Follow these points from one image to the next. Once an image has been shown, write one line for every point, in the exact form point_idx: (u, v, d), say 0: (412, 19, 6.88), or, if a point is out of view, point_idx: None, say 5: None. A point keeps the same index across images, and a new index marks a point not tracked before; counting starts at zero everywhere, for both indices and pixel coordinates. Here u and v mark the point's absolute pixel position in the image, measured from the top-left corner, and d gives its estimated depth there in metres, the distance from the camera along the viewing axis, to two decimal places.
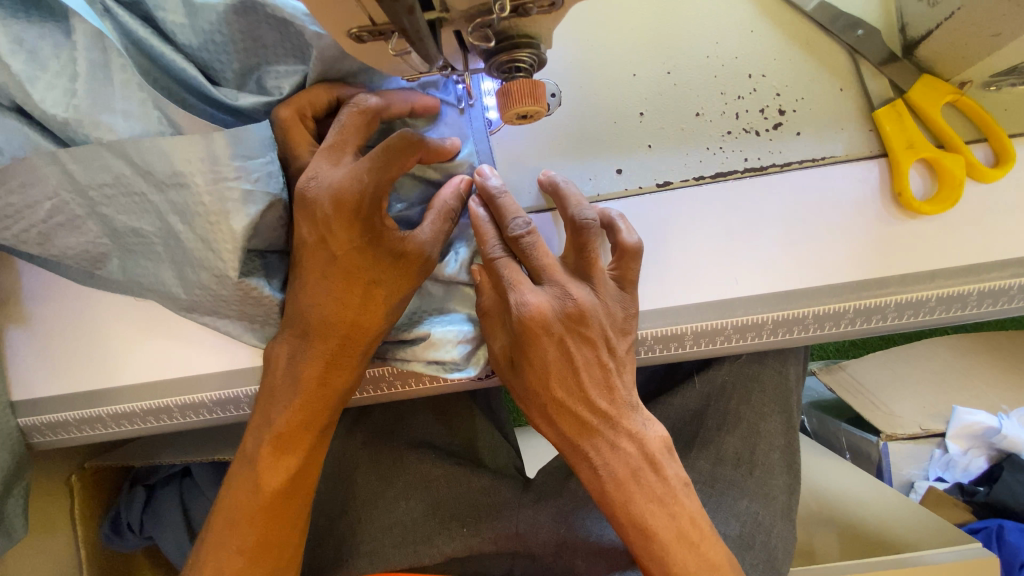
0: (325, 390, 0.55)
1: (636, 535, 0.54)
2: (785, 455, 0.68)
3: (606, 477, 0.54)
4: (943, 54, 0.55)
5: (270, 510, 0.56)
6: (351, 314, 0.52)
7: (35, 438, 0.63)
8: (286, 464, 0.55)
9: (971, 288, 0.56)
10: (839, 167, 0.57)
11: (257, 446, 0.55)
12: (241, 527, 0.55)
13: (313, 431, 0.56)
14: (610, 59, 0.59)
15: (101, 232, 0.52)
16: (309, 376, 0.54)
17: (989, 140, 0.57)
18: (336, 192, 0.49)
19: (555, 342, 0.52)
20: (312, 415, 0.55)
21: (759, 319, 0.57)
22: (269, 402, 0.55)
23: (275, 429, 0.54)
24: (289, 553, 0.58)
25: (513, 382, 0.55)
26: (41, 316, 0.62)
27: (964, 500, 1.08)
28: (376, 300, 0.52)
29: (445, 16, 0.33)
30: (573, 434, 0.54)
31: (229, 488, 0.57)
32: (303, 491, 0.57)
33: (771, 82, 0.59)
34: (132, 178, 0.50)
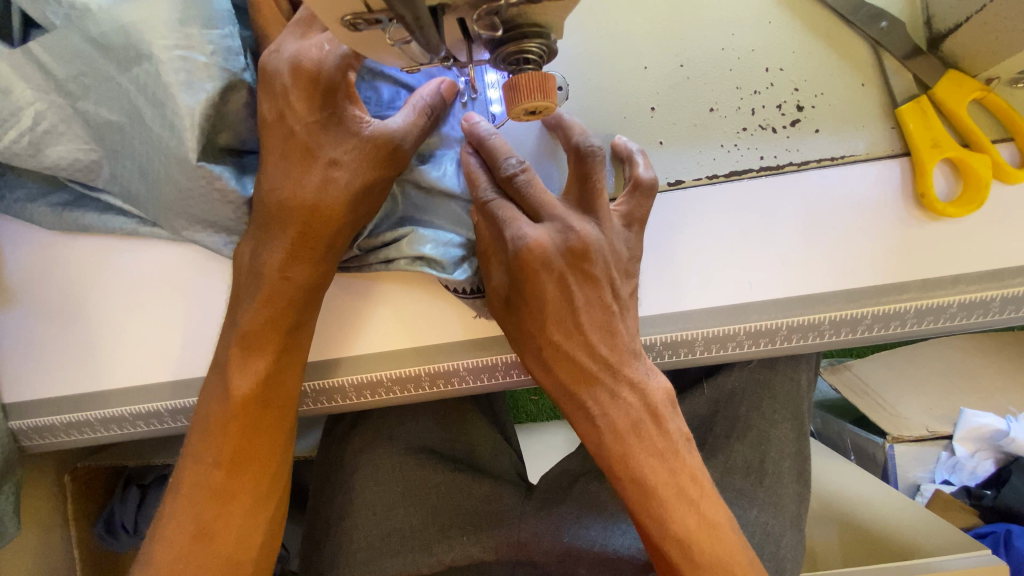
0: (288, 284, 0.52)
1: (635, 490, 0.49)
2: (797, 463, 0.65)
3: (605, 428, 0.50)
4: (971, 49, 0.52)
5: (244, 419, 0.53)
6: (310, 198, 0.50)
7: (27, 443, 0.61)
8: (257, 370, 0.52)
9: (995, 294, 0.54)
10: (859, 166, 0.54)
11: (225, 354, 0.53)
12: (216, 438, 0.53)
13: (281, 334, 0.53)
14: (621, 49, 0.57)
15: (87, 135, 0.52)
16: (274, 272, 0.51)
17: (1016, 139, 0.54)
18: (296, 62, 0.47)
19: (555, 279, 0.49)
20: (279, 312, 0.52)
21: (773, 325, 0.54)
22: (237, 302, 0.53)
23: (241, 328, 0.52)
24: (271, 470, 0.55)
25: (508, 324, 0.51)
26: (19, 279, 0.60)
27: (971, 504, 1.07)
28: (337, 185, 0.50)
29: (449, 2, 0.29)
30: (571, 382, 0.50)
31: (204, 398, 0.54)
32: (279, 398, 0.54)
33: (789, 76, 0.56)
34: (102, 62, 0.49)
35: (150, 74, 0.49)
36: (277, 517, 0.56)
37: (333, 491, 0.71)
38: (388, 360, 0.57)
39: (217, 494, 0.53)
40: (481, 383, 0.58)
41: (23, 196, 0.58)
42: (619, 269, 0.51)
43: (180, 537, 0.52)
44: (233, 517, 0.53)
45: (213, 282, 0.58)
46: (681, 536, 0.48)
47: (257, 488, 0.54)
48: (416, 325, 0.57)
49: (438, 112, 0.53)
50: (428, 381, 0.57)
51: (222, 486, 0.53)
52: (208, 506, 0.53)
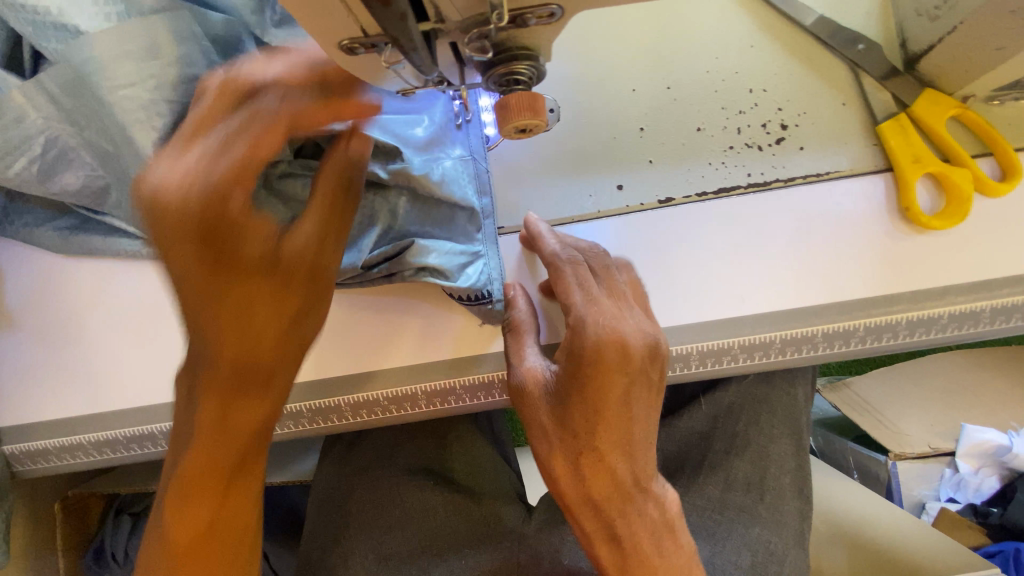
0: (261, 346, 0.42)
1: (637, 565, 0.47)
2: (797, 479, 0.65)
3: (609, 494, 0.46)
4: (945, 68, 0.54)
5: (223, 480, 0.46)
6: (307, 257, 0.42)
7: (20, 467, 0.60)
8: (239, 415, 0.44)
9: (984, 304, 0.55)
10: (844, 182, 0.56)
11: (190, 381, 0.44)
12: (190, 508, 0.46)
13: (260, 385, 0.44)
14: (610, 73, 0.59)
15: (97, 163, 0.51)
16: (188, 271, 0.39)
17: (995, 154, 0.56)
18: (281, 80, 0.40)
19: (623, 383, 0.46)
20: (245, 361, 0.42)
21: (767, 338, 0.55)
22: (192, 346, 0.43)
23: (202, 377, 0.43)
24: (242, 549, 0.49)
25: (537, 408, 0.48)
26: (19, 301, 0.60)
27: (977, 522, 1.08)
28: (290, 237, 0.42)
29: (441, 27, 0.31)
30: (605, 487, 0.46)
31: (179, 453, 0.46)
32: (254, 470, 0.48)
33: (772, 96, 0.58)
34: (99, 84, 0.48)
35: None
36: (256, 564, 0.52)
37: (330, 515, 0.70)
38: (383, 379, 0.57)
39: (197, 548, 0.47)
40: (477, 401, 0.58)
41: (32, 222, 0.58)
42: (638, 330, 0.48)
43: None
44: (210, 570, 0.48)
45: None
46: None
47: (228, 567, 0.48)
48: (409, 344, 0.57)
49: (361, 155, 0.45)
50: (425, 400, 0.57)
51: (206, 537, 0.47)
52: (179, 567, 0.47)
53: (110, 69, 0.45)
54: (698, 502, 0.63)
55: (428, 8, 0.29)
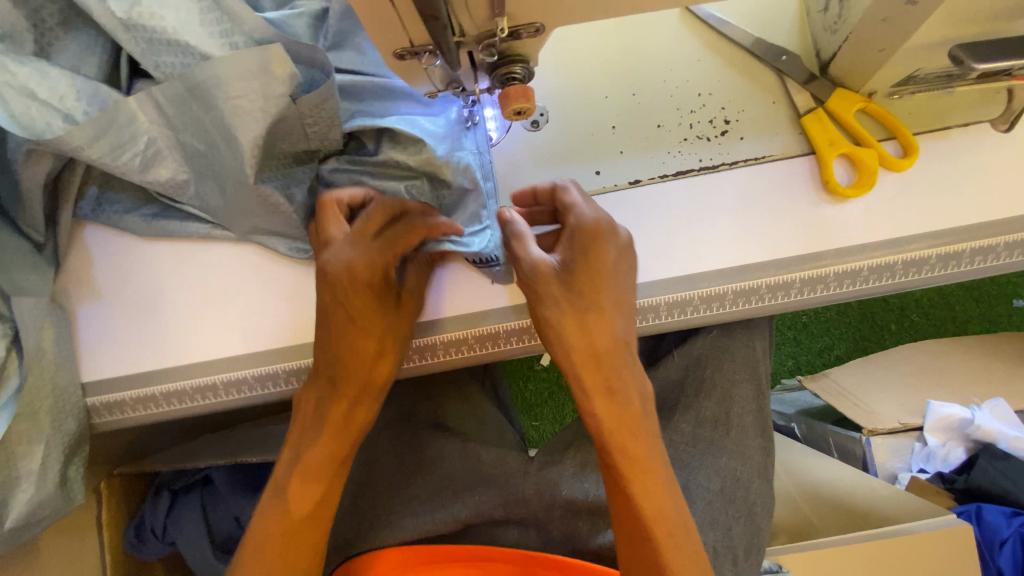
0: (348, 421, 0.66)
1: (630, 467, 0.60)
2: (758, 418, 0.77)
3: (616, 404, 0.60)
4: (849, 72, 0.69)
5: (331, 470, 0.67)
6: (368, 370, 0.65)
7: (98, 418, 0.71)
8: (354, 412, 0.67)
9: (896, 258, 0.68)
10: (776, 163, 0.70)
11: (323, 390, 0.66)
12: (286, 493, 0.65)
13: (369, 391, 0.67)
14: (587, 84, 0.73)
15: (183, 164, 0.66)
16: (336, 309, 0.64)
17: (897, 138, 0.70)
18: (351, 264, 0.63)
19: (613, 257, 0.61)
20: (335, 449, 0.66)
21: (721, 290, 0.68)
22: (300, 439, 0.67)
23: (306, 461, 0.66)
24: (319, 534, 0.67)
25: (549, 290, 0.60)
26: (104, 277, 0.73)
27: (945, 488, 1.18)
28: (377, 360, 0.65)
29: (462, 39, 0.44)
30: (596, 372, 0.60)
31: (303, 447, 0.66)
32: (330, 489, 0.67)
33: (717, 98, 0.72)
34: (186, 99, 0.61)
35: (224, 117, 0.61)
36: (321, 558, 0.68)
37: (357, 465, 0.81)
38: None
39: (304, 522, 0.66)
40: (487, 350, 0.70)
41: (120, 210, 0.73)
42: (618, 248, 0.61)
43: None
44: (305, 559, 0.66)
45: (265, 274, 0.71)
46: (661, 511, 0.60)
47: (312, 544, 0.66)
48: (429, 303, 0.69)
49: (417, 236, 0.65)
50: (442, 348, 0.69)
51: (314, 513, 0.66)
52: (275, 555, 0.64)
53: (229, 86, 0.59)
54: (675, 438, 0.75)
55: (454, 24, 0.42)
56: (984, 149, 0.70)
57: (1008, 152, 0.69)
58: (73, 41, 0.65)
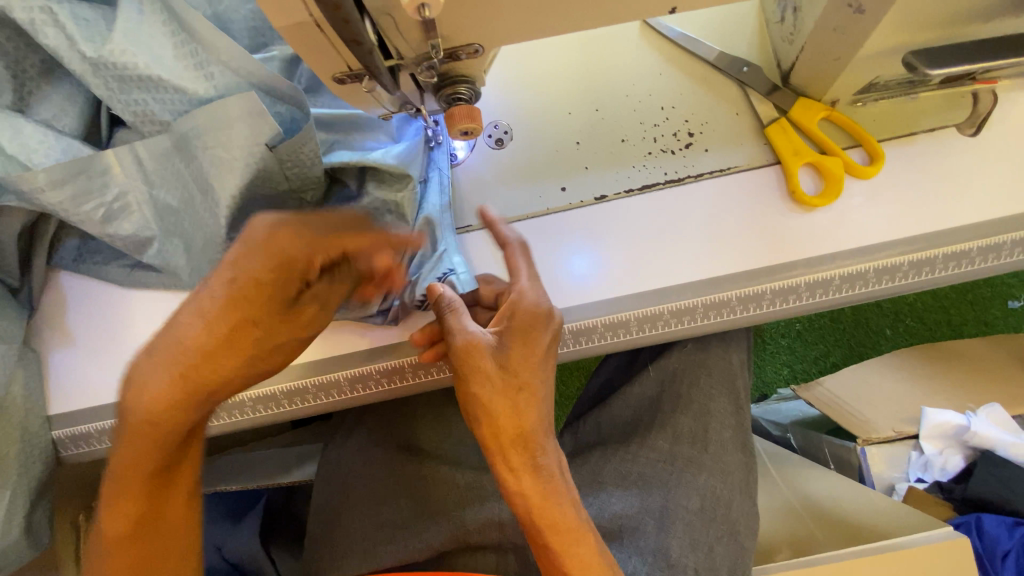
0: (156, 428, 0.55)
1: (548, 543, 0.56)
2: (738, 432, 0.75)
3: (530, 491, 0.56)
4: (810, 81, 0.69)
5: (140, 481, 0.57)
6: (193, 378, 0.54)
7: (65, 451, 0.69)
8: (159, 415, 0.54)
9: (866, 266, 0.67)
10: (742, 174, 0.69)
11: (176, 385, 0.53)
12: (120, 494, 0.57)
13: (199, 396, 0.55)
14: (550, 101, 0.74)
15: (152, 217, 0.65)
16: (223, 273, 0.52)
17: (863, 145, 0.69)
18: (264, 244, 0.52)
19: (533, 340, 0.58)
20: (144, 458, 0.56)
21: (691, 304, 0.67)
22: (118, 439, 0.57)
23: (123, 464, 0.56)
24: (160, 559, 0.59)
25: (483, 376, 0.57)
26: (71, 309, 0.72)
27: (944, 498, 1.14)
28: (226, 360, 0.54)
29: (401, 62, 0.44)
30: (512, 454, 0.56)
31: (113, 449, 0.56)
32: (162, 503, 0.59)
33: (680, 111, 0.72)
34: (170, 156, 0.62)
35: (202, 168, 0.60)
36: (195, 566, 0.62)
37: (331, 492, 0.79)
38: (376, 356, 0.68)
39: (133, 540, 0.58)
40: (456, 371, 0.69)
41: (99, 260, 0.72)
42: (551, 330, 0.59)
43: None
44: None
45: None
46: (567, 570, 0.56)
47: (156, 567, 0.59)
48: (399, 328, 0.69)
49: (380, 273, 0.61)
50: (411, 371, 0.69)
51: (132, 531, 0.58)
52: (104, 562, 0.59)
53: (208, 138, 0.59)
54: (653, 455, 0.73)
55: (390, 48, 0.42)
56: (951, 153, 0.69)
57: (975, 156, 0.69)
58: (55, 90, 0.63)
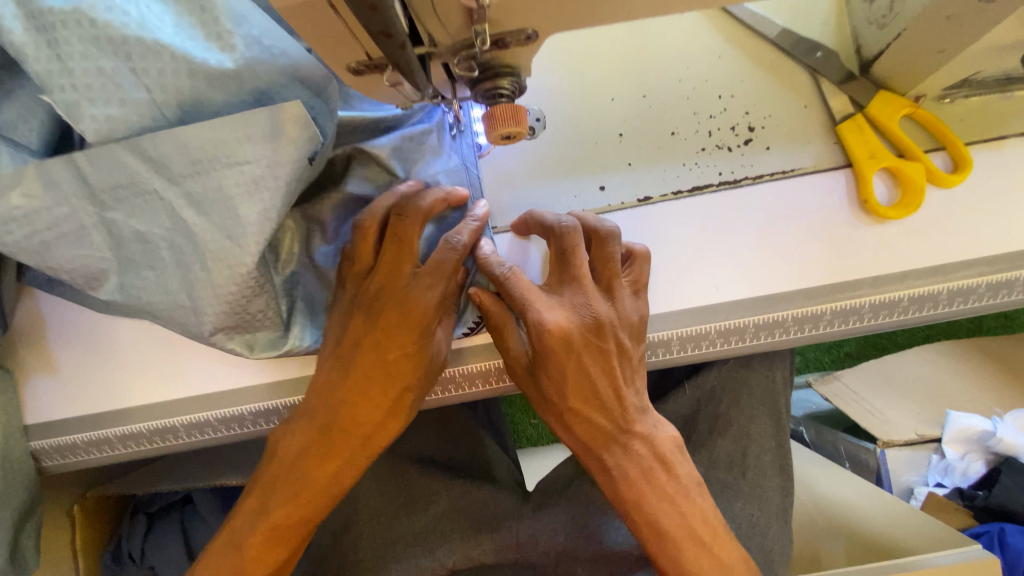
0: (331, 486, 0.58)
1: (649, 534, 0.55)
2: (778, 457, 0.69)
3: (619, 478, 0.55)
4: (895, 71, 0.60)
5: (297, 534, 0.58)
6: (372, 420, 0.57)
7: (46, 462, 0.64)
8: (328, 471, 0.57)
9: (941, 287, 0.59)
10: (808, 178, 0.61)
11: (308, 439, 0.56)
12: (234, 558, 0.57)
13: (365, 457, 0.58)
14: (589, 85, 0.65)
15: (105, 243, 0.53)
16: (365, 336, 0.56)
17: (947, 148, 0.61)
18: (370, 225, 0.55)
19: (573, 357, 0.54)
20: (306, 512, 0.57)
21: (742, 323, 0.59)
22: (268, 492, 0.57)
23: (272, 521, 0.56)
24: None
25: (527, 385, 0.57)
26: (47, 314, 0.65)
27: (965, 505, 1.02)
28: (387, 396, 0.56)
29: (434, 50, 0.38)
30: (588, 440, 0.56)
31: (270, 505, 0.57)
32: (294, 543, 0.58)
33: (740, 102, 0.64)
34: (147, 177, 0.50)
35: (206, 190, 0.49)
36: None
37: (337, 504, 0.74)
38: None
39: None
40: (478, 388, 0.62)
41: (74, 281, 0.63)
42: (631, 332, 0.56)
43: None
44: None
45: None
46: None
47: None
48: None
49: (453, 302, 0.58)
50: (427, 387, 0.62)
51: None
52: None
53: (222, 159, 0.48)
54: None
55: (423, 34, 0.36)
56: None
57: None
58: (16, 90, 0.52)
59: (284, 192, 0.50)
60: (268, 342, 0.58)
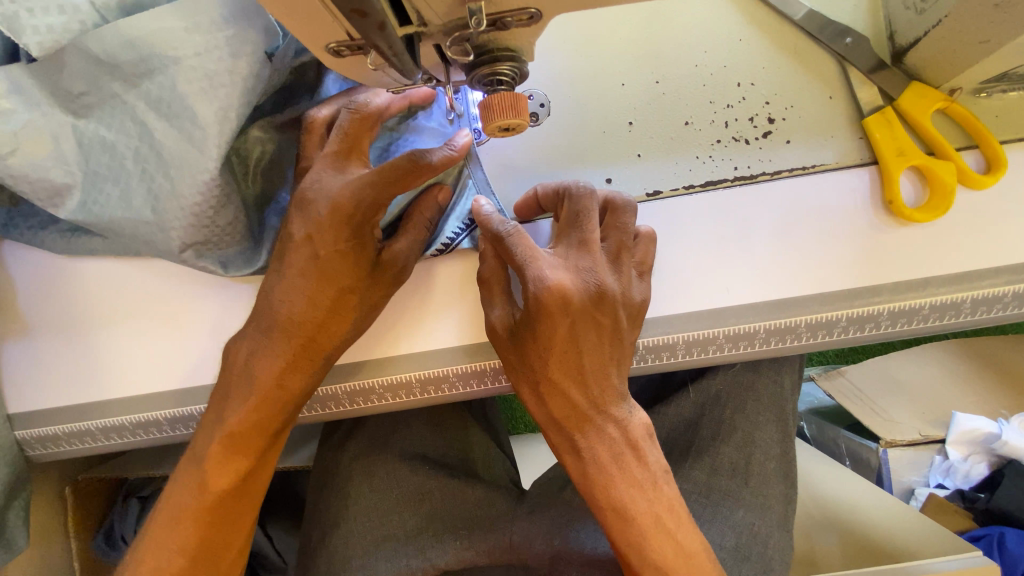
0: (282, 391, 0.54)
1: (613, 518, 0.51)
2: (781, 464, 0.68)
3: (589, 462, 0.52)
4: (930, 61, 0.56)
5: (259, 442, 0.55)
6: (316, 319, 0.53)
7: (32, 452, 0.62)
8: (282, 378, 0.53)
9: (965, 295, 0.55)
10: (829, 175, 0.57)
11: (253, 342, 0.54)
12: (198, 468, 0.55)
13: (316, 363, 0.54)
14: (599, 68, 0.60)
15: (74, 154, 0.50)
16: (298, 236, 0.53)
17: (981, 147, 0.57)
18: (315, 129, 0.54)
19: (568, 322, 0.49)
20: (266, 417, 0.54)
21: (751, 328, 0.56)
22: (223, 400, 0.55)
23: (228, 427, 0.53)
24: (247, 519, 0.57)
25: (509, 355, 0.52)
26: (25, 297, 0.62)
27: (964, 506, 1.00)
28: (328, 295, 0.53)
29: (424, 30, 0.34)
30: (564, 419, 0.52)
31: (227, 410, 0.54)
32: (254, 453, 0.55)
33: (760, 90, 0.59)
34: (105, 80, 0.48)
35: (166, 89, 0.48)
36: (243, 549, 0.58)
37: (328, 499, 0.73)
38: (383, 367, 0.58)
39: (223, 500, 0.55)
40: (470, 389, 0.59)
41: (36, 225, 0.60)
42: (630, 313, 0.53)
43: (170, 566, 0.54)
44: (223, 551, 0.56)
45: (210, 289, 0.61)
46: (659, 562, 0.50)
47: (224, 531, 0.56)
48: (410, 334, 0.58)
49: (431, 215, 0.57)
50: (419, 387, 0.58)
51: (236, 490, 0.55)
52: (180, 529, 0.54)
53: (170, 56, 0.46)
54: (686, 486, 0.66)
55: (410, 12, 0.32)
56: None
57: None
58: None
59: (242, 89, 0.48)
60: (241, 259, 0.57)
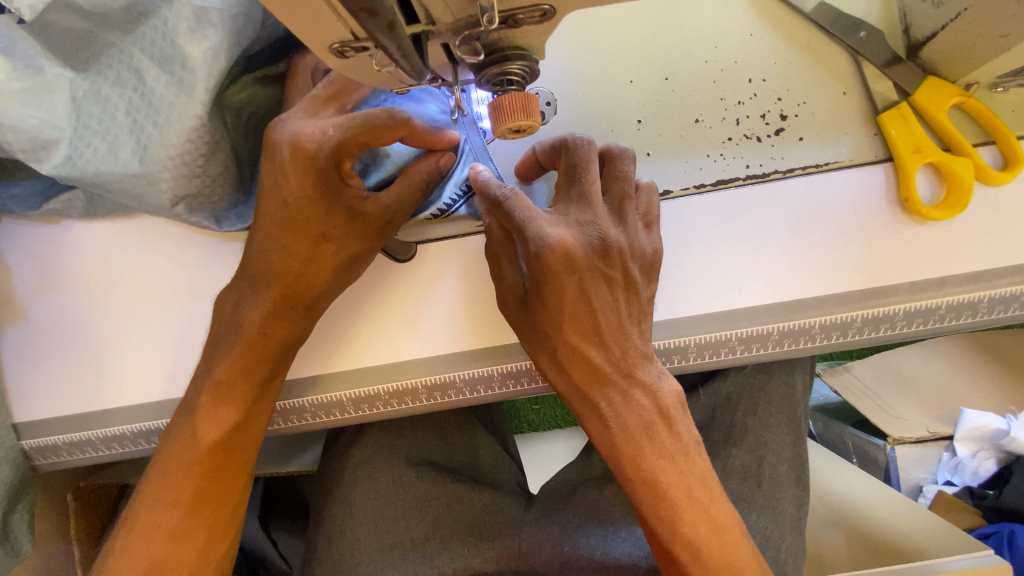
0: (267, 338, 0.53)
1: (646, 494, 0.50)
2: (794, 467, 0.66)
3: (618, 430, 0.50)
4: (946, 55, 0.54)
5: (247, 393, 0.54)
6: (295, 265, 0.52)
7: (38, 461, 0.60)
8: (266, 326, 0.53)
9: (982, 294, 0.54)
10: (845, 172, 0.56)
11: (237, 291, 0.54)
12: (187, 421, 0.54)
13: (297, 311, 0.53)
14: (605, 65, 0.59)
15: (63, 111, 0.49)
16: (267, 182, 0.50)
17: (997, 142, 0.55)
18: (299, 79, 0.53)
19: (575, 281, 0.48)
20: (250, 366, 0.53)
21: (766, 329, 0.54)
22: (212, 351, 0.54)
23: (217, 376, 0.53)
24: (240, 476, 0.56)
25: (524, 326, 0.51)
26: (25, 295, 0.61)
27: (973, 503, 0.98)
28: (308, 241, 0.51)
29: (432, 29, 0.33)
30: (585, 383, 0.50)
31: (216, 359, 0.54)
32: (242, 406, 0.54)
33: (772, 87, 0.58)
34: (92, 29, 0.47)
35: (159, 33, 0.46)
36: (239, 508, 0.57)
37: (332, 506, 0.71)
38: (387, 374, 0.57)
39: (213, 453, 0.54)
40: (476, 395, 0.57)
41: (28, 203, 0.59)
42: (643, 262, 0.51)
43: (168, 519, 0.53)
44: (220, 503, 0.55)
45: (210, 284, 0.60)
46: (691, 538, 0.49)
47: (218, 484, 0.55)
48: (415, 337, 0.57)
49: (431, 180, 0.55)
50: (425, 394, 0.57)
51: (226, 442, 0.54)
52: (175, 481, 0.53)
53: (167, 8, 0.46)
54: None
55: (418, 10, 0.31)
56: None
57: None
58: None
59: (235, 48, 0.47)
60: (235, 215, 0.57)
